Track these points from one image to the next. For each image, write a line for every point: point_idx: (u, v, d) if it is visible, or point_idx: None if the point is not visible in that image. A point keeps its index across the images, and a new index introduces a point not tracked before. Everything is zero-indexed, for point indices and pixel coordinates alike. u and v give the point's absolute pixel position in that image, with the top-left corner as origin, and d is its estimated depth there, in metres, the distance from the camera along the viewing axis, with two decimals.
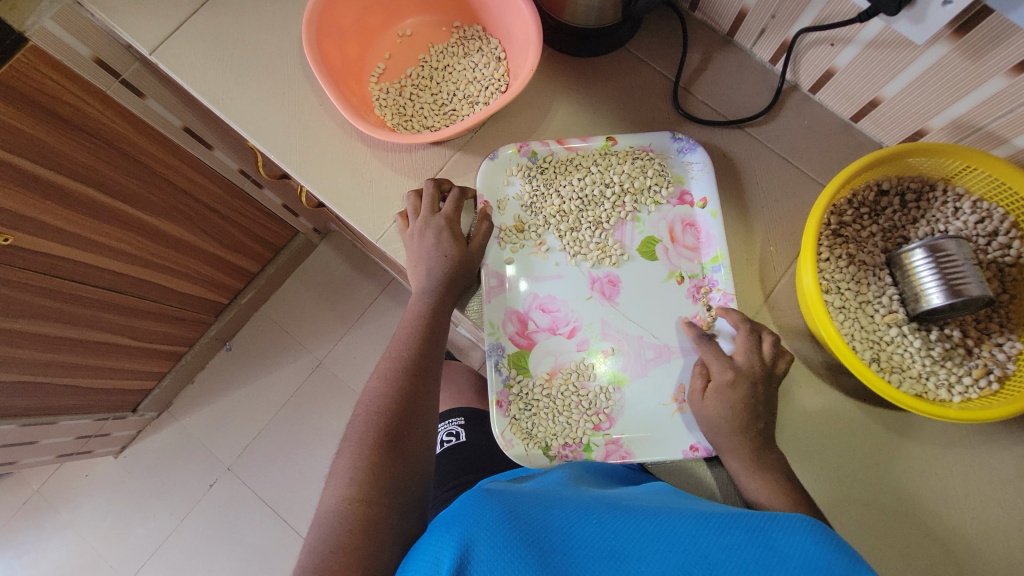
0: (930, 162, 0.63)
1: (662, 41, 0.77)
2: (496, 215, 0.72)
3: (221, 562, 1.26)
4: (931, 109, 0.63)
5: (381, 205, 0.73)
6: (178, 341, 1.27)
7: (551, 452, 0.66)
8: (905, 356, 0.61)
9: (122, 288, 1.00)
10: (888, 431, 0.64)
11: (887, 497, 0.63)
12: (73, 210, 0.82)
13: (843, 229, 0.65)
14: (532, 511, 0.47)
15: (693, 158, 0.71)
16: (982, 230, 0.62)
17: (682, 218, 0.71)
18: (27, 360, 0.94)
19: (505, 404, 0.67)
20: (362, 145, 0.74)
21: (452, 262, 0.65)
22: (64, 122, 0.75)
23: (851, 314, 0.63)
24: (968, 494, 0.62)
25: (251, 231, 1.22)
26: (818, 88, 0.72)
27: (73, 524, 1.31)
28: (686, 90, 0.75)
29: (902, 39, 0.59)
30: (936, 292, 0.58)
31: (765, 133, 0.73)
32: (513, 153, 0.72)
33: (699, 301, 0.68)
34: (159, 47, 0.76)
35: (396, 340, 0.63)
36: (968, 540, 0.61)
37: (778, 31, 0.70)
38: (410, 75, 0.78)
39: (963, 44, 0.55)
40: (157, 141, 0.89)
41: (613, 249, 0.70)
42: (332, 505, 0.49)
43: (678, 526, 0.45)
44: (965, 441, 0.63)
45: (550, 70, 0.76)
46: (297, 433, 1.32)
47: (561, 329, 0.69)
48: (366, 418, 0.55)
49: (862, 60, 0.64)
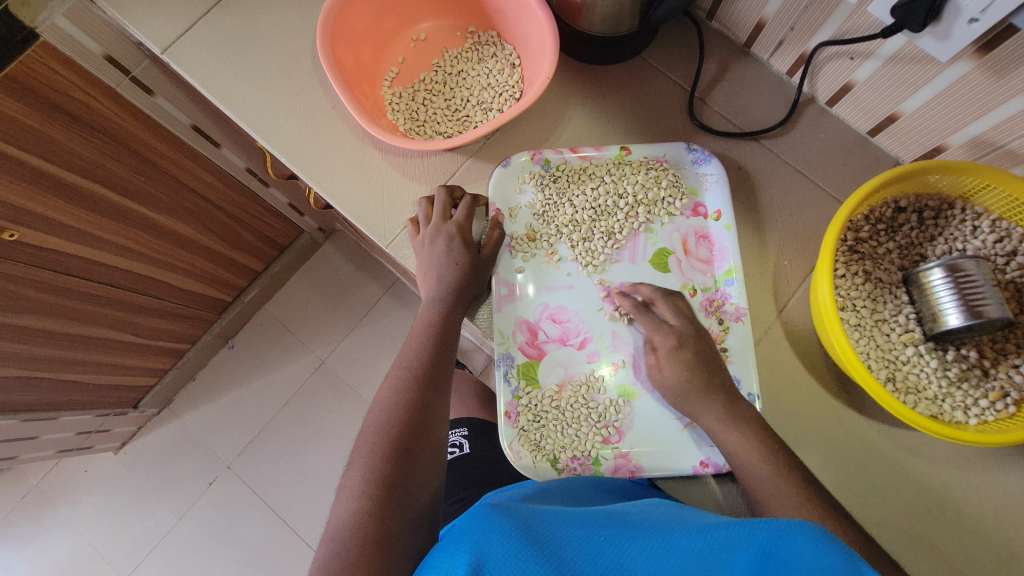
0: (948, 180, 0.62)
1: (678, 50, 0.76)
2: (508, 223, 0.71)
3: (219, 561, 1.26)
4: (950, 127, 0.63)
5: (390, 210, 0.73)
6: (181, 338, 1.26)
7: (559, 464, 0.65)
8: (922, 376, 0.61)
9: (125, 284, 1.00)
10: (900, 451, 0.64)
11: (900, 517, 0.62)
12: (79, 206, 0.81)
13: (859, 245, 0.64)
14: (541, 527, 0.46)
15: (707, 170, 0.71)
16: (1001, 249, 0.61)
17: (695, 230, 0.70)
18: (30, 356, 0.93)
19: (514, 415, 0.66)
20: (373, 149, 0.73)
21: (462, 271, 0.65)
22: (73, 118, 0.74)
23: (866, 332, 0.62)
24: (981, 517, 0.61)
25: (256, 229, 1.21)
26: (835, 102, 0.71)
27: (71, 519, 1.30)
28: (701, 101, 0.74)
29: (924, 55, 0.58)
30: (954, 313, 0.57)
31: (781, 145, 0.73)
32: (526, 161, 0.71)
33: (711, 314, 0.68)
34: (170, 45, 0.75)
35: (405, 348, 0.62)
36: (982, 562, 0.60)
37: (797, 43, 0.69)
38: (423, 79, 0.78)
39: (986, 62, 0.54)
40: (165, 138, 0.89)
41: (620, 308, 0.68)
42: (342, 517, 0.48)
43: (686, 542, 0.44)
44: (979, 462, 0.62)
45: (564, 78, 0.76)
46: (298, 433, 1.32)
47: (572, 340, 0.68)
48: (376, 428, 0.54)
49: (882, 74, 0.63)
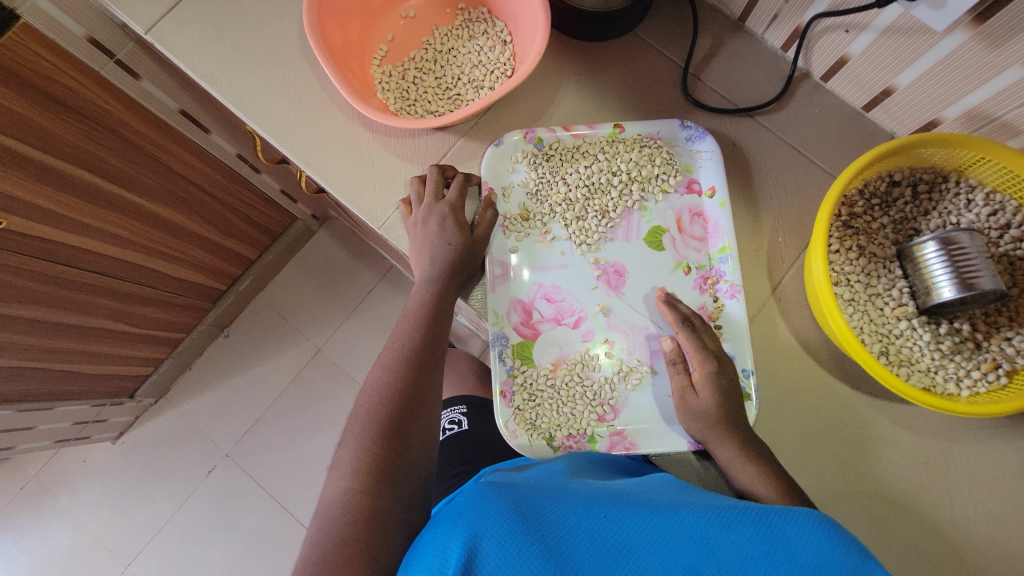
0: (942, 153, 0.62)
1: (672, 26, 0.75)
2: (501, 202, 0.71)
3: (220, 547, 1.26)
4: (945, 99, 0.62)
5: (382, 191, 0.72)
6: (176, 327, 1.25)
7: (555, 443, 0.65)
8: (914, 350, 0.61)
9: (118, 273, 0.99)
10: (892, 423, 0.64)
11: (891, 489, 0.63)
12: (67, 193, 0.80)
13: (854, 220, 0.64)
14: (539, 504, 0.46)
15: (701, 147, 0.70)
16: (995, 223, 0.61)
17: (690, 208, 0.70)
18: (22, 346, 0.92)
19: (509, 394, 0.66)
20: (364, 128, 0.72)
21: (455, 250, 0.64)
22: (57, 103, 0.73)
23: (860, 307, 0.63)
24: (973, 488, 0.62)
25: (248, 216, 1.20)
26: (830, 76, 0.71)
27: (71, 509, 1.30)
28: (695, 77, 0.74)
29: (920, 25, 0.57)
30: (947, 286, 0.57)
31: (775, 121, 0.72)
32: (518, 140, 0.71)
33: (706, 291, 0.68)
34: (153, 26, 0.73)
35: (399, 329, 0.62)
36: (973, 532, 0.61)
37: (792, 17, 0.68)
38: (413, 58, 0.76)
39: (983, 32, 0.53)
40: (152, 123, 0.87)
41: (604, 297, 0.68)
42: (334, 495, 0.48)
43: (686, 521, 0.44)
44: (971, 434, 0.63)
45: (556, 55, 0.75)
46: (296, 420, 1.32)
47: (567, 319, 0.68)
48: (370, 407, 0.54)
49: (878, 47, 0.62)
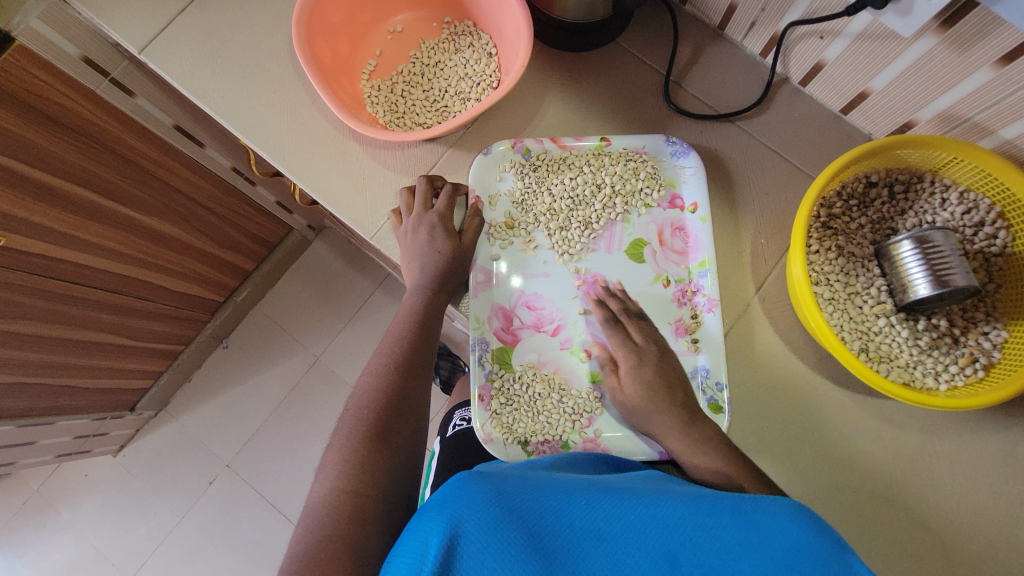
0: (918, 154, 0.64)
1: (653, 35, 0.77)
2: (487, 210, 0.72)
3: (222, 558, 1.27)
4: (919, 102, 0.64)
5: (372, 202, 0.74)
6: (174, 339, 1.27)
7: (529, 447, 0.67)
8: (894, 346, 0.63)
9: (116, 288, 1.00)
10: (875, 418, 0.66)
11: (875, 484, 0.64)
12: (65, 211, 0.82)
13: (832, 221, 0.66)
14: (520, 493, 0.46)
15: (685, 162, 0.71)
16: (969, 221, 0.63)
17: (671, 222, 0.72)
18: (22, 362, 0.93)
19: (487, 398, 0.68)
20: (353, 142, 0.74)
21: (445, 258, 0.66)
22: (53, 122, 0.74)
23: (840, 305, 0.64)
24: (955, 479, 0.63)
25: (243, 227, 1.21)
26: (808, 81, 0.72)
27: (73, 523, 1.31)
28: (677, 84, 0.75)
29: (890, 31, 0.59)
30: (923, 282, 0.59)
31: (754, 125, 0.74)
32: (506, 149, 0.72)
33: (684, 304, 0.69)
34: (147, 46, 0.75)
35: (389, 336, 0.63)
36: (956, 522, 0.62)
37: (768, 24, 0.70)
38: (401, 72, 0.78)
39: (950, 37, 0.55)
40: (146, 138, 0.89)
41: (582, 304, 0.70)
42: (325, 497, 0.50)
43: (669, 509, 0.46)
44: (952, 426, 0.64)
45: (540, 65, 0.77)
46: (296, 428, 1.33)
47: (546, 327, 0.69)
48: (360, 413, 0.56)
49: (851, 52, 0.64)
